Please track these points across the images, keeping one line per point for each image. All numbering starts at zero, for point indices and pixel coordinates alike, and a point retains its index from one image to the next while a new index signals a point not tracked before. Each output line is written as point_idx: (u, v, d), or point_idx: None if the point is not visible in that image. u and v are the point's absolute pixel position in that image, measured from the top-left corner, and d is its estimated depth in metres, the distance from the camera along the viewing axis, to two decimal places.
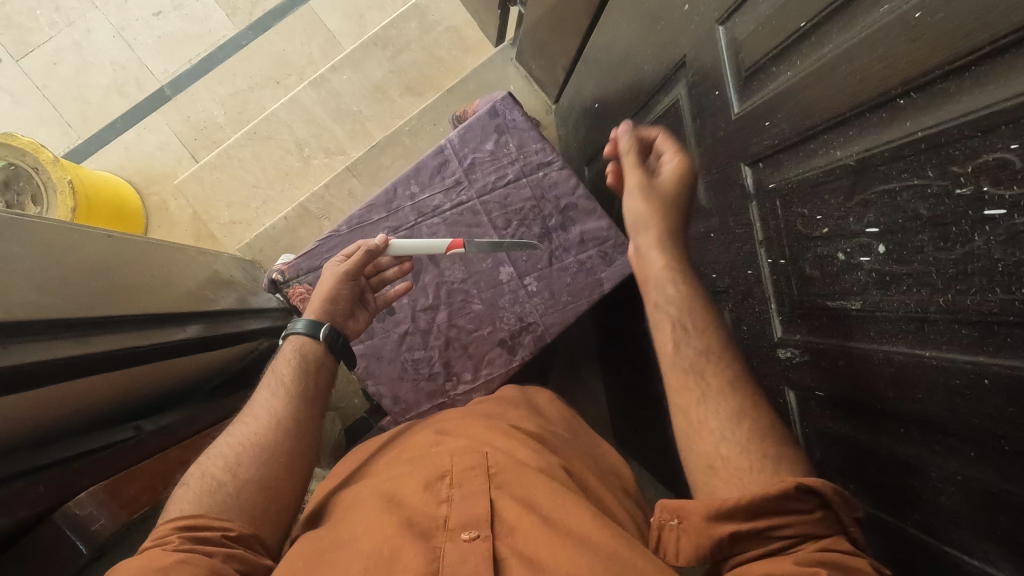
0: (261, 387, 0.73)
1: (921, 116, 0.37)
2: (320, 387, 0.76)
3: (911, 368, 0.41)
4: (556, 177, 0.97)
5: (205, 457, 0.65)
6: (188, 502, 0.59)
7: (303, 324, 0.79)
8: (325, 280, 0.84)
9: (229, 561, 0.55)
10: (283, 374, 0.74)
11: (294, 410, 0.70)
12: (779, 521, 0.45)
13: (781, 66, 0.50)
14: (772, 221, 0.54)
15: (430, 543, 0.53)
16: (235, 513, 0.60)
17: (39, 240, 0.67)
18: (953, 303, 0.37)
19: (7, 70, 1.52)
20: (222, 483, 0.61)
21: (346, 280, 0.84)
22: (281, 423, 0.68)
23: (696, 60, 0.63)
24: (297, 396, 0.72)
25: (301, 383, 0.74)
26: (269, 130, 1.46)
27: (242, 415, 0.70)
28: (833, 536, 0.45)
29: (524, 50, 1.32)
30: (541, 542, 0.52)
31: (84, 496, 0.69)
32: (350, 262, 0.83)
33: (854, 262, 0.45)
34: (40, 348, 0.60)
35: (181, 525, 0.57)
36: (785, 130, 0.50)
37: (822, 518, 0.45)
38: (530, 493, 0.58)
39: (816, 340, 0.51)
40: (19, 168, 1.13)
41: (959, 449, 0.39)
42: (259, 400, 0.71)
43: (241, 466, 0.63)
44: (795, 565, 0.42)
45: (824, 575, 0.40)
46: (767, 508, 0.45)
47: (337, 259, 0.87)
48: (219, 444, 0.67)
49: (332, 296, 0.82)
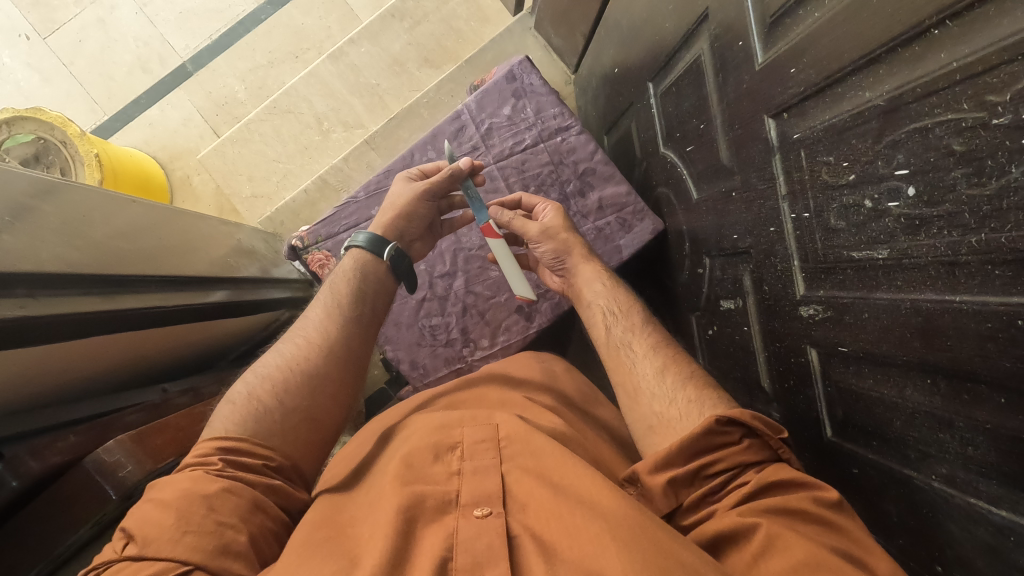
0: (315, 306, 0.76)
1: (957, 45, 0.35)
2: (374, 313, 0.78)
3: (941, 316, 0.40)
4: (574, 143, 0.96)
5: (254, 374, 0.66)
6: (233, 420, 0.60)
7: (364, 237, 0.82)
8: (406, 192, 0.84)
9: (269, 495, 0.56)
10: (341, 295, 0.76)
11: (342, 330, 0.73)
12: (711, 458, 0.54)
13: (808, 8, 0.48)
14: (796, 174, 0.53)
15: (443, 521, 0.53)
16: (279, 441, 0.60)
17: (68, 202, 0.68)
18: (986, 243, 0.36)
19: (36, 48, 1.55)
20: (268, 408, 0.62)
21: (424, 198, 0.84)
22: (333, 347, 0.70)
23: (719, 11, 0.61)
24: (348, 321, 0.74)
25: (355, 307, 0.76)
26: (289, 104, 1.47)
27: (293, 334, 0.72)
28: (762, 461, 0.53)
29: (543, 18, 1.30)
30: (552, 520, 0.51)
31: (113, 443, 0.65)
32: (432, 180, 0.83)
33: (882, 208, 0.43)
34: (73, 303, 0.61)
35: (224, 447, 0.57)
36: (811, 76, 0.48)
37: (749, 447, 0.54)
38: (539, 464, 0.58)
39: (839, 295, 0.50)
40: (48, 142, 1.17)
41: (990, 397, 0.38)
42: (312, 320, 0.73)
43: (288, 393, 0.63)
44: (740, 517, 0.50)
45: (765, 527, 0.48)
46: (699, 448, 0.54)
47: (412, 176, 0.87)
48: (269, 361, 0.68)
49: (408, 212, 0.83)
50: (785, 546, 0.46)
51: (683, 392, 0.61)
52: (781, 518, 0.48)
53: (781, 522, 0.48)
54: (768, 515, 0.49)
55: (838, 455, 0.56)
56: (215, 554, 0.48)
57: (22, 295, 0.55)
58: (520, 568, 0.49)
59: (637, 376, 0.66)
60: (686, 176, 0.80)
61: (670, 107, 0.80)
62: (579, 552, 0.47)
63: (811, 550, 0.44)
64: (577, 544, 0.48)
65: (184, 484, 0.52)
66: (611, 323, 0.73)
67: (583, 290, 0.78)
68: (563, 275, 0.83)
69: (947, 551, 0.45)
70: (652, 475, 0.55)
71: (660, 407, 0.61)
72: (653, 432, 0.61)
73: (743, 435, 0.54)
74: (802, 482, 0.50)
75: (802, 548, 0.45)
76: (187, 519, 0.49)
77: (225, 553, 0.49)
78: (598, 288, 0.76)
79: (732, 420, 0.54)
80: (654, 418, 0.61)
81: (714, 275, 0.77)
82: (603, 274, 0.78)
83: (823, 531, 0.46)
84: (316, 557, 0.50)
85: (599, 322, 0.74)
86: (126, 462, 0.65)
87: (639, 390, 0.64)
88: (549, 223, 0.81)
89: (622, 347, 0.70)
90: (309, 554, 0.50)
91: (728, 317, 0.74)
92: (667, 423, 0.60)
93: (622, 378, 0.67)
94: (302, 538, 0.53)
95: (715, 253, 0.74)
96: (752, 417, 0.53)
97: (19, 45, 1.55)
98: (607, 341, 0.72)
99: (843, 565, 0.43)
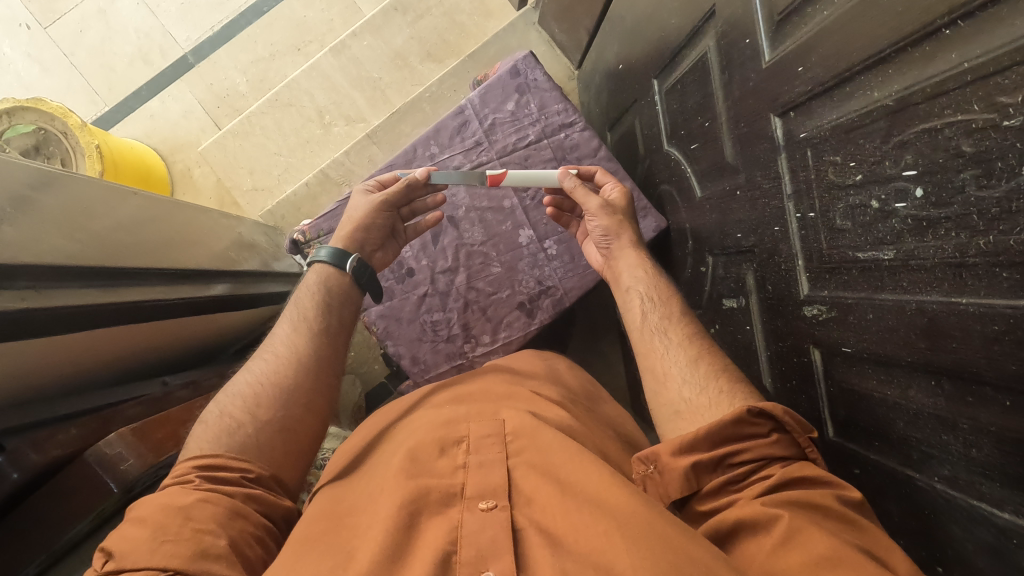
0: (282, 321, 0.73)
1: (968, 46, 0.35)
2: (343, 322, 0.76)
3: (947, 317, 0.40)
4: (578, 139, 0.96)
5: (224, 394, 0.64)
6: (208, 441, 0.59)
7: (326, 252, 0.79)
8: (367, 205, 0.84)
9: (251, 503, 0.55)
10: (306, 308, 0.73)
11: (311, 341, 0.70)
12: (737, 447, 0.54)
13: (816, 6, 0.48)
14: (802, 173, 0.53)
15: (448, 513, 0.53)
16: (255, 454, 0.59)
17: (68, 193, 0.68)
18: (994, 245, 0.36)
19: (36, 38, 1.54)
20: (242, 424, 0.60)
21: (383, 208, 0.84)
22: (302, 359, 0.68)
23: (725, 8, 0.61)
24: (316, 332, 0.71)
25: (322, 318, 0.73)
26: (290, 97, 1.47)
27: (261, 350, 0.70)
28: (787, 457, 0.53)
29: (547, 12, 1.29)
30: (560, 514, 0.51)
31: (113, 436, 0.64)
32: (390, 191, 0.84)
33: (889, 209, 0.43)
34: (72, 296, 0.61)
35: (201, 464, 0.56)
36: (819, 75, 0.48)
37: (778, 441, 0.53)
38: (547, 458, 0.58)
39: (844, 295, 0.50)
40: (49, 132, 1.16)
41: (994, 398, 0.38)
42: (280, 335, 0.71)
43: (261, 407, 0.62)
44: (762, 506, 0.49)
45: (786, 519, 0.47)
46: (725, 437, 0.54)
47: (367, 189, 0.87)
48: (238, 380, 0.66)
49: (365, 223, 0.82)
50: (804, 539, 0.45)
51: (716, 382, 0.60)
52: (802, 511, 0.48)
53: (802, 516, 0.47)
54: (790, 507, 0.49)
55: (841, 455, 0.56)
56: (193, 558, 0.48)
57: (22, 288, 0.55)
58: (527, 562, 0.49)
59: (668, 360, 0.65)
60: (689, 174, 0.79)
61: (674, 104, 0.80)
62: (588, 548, 0.47)
63: (833, 546, 0.44)
64: (585, 539, 0.48)
65: (160, 499, 0.52)
66: (648, 309, 0.70)
67: (624, 275, 0.76)
68: (607, 256, 0.81)
69: (948, 551, 0.45)
70: (674, 458, 0.55)
71: (691, 393, 0.60)
72: (679, 417, 0.60)
73: (772, 429, 0.54)
74: (826, 480, 0.50)
75: (822, 541, 0.45)
76: (164, 529, 0.49)
77: (204, 556, 0.48)
78: (639, 274, 0.74)
79: (764, 412, 0.54)
80: (682, 403, 0.60)
81: (716, 273, 0.76)
82: (647, 261, 0.76)
83: (844, 529, 0.46)
84: (315, 552, 0.50)
85: (635, 308, 0.71)
86: (127, 456, 0.65)
87: (668, 374, 0.63)
88: (611, 202, 0.80)
89: (656, 332, 0.68)
90: (305, 552, 0.51)
91: (730, 316, 0.74)
92: (695, 410, 0.59)
93: (652, 362, 0.66)
94: (302, 535, 0.54)
95: (718, 252, 0.74)
96: (784, 411, 0.53)
97: (20, 35, 1.54)
98: (641, 327, 0.69)
99: (861, 560, 0.42)
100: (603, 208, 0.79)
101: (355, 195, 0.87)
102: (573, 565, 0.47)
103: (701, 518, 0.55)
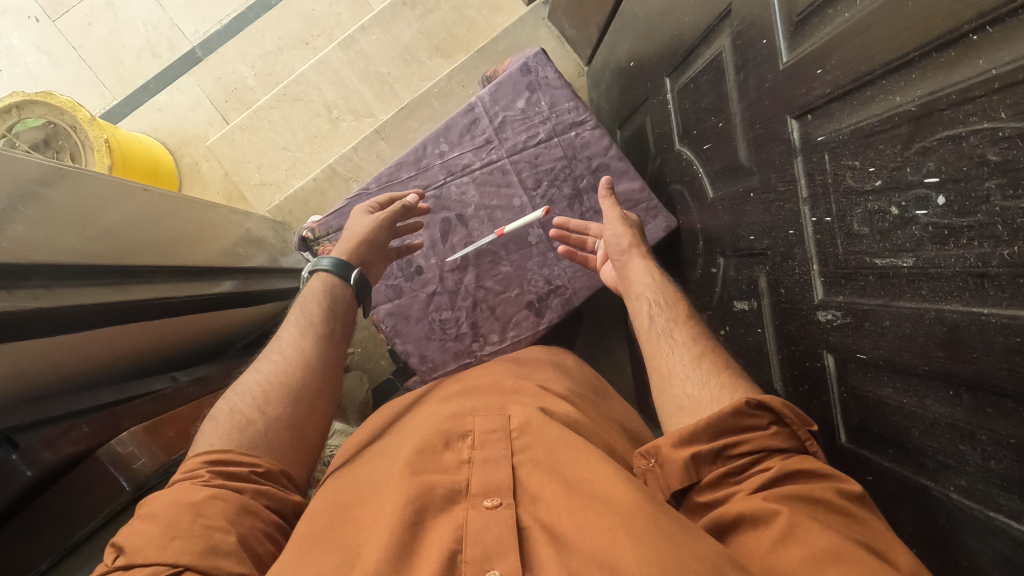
0: (286, 325, 0.73)
1: (997, 52, 0.34)
2: (345, 329, 0.76)
3: (967, 327, 0.39)
4: (589, 137, 0.95)
5: (232, 394, 0.64)
6: (218, 438, 0.58)
7: (328, 261, 0.80)
8: (360, 223, 0.85)
9: (259, 498, 0.55)
10: (312, 313, 0.73)
11: (318, 346, 0.70)
12: (736, 439, 0.53)
13: (837, 8, 0.47)
14: (819, 177, 0.52)
15: (454, 511, 0.53)
16: (263, 450, 0.59)
17: (79, 189, 0.68)
18: (1018, 256, 0.35)
19: (45, 31, 1.54)
20: (251, 421, 0.60)
21: (384, 227, 0.86)
22: (306, 361, 0.68)
23: (742, 8, 0.60)
24: (321, 337, 0.71)
25: (328, 324, 0.73)
26: (298, 92, 1.46)
27: (267, 353, 0.70)
28: (786, 449, 0.52)
29: (558, 7, 1.28)
30: (565, 512, 0.51)
31: (125, 436, 0.66)
32: (391, 210, 0.87)
33: (909, 216, 0.43)
34: (84, 294, 0.61)
35: (210, 459, 0.56)
36: (839, 77, 0.47)
37: (777, 433, 0.53)
38: (552, 456, 0.57)
39: (859, 302, 0.49)
40: (58, 126, 1.15)
41: (1015, 411, 0.37)
42: (285, 338, 0.70)
43: (270, 406, 0.62)
44: (763, 501, 0.49)
45: (786, 514, 0.47)
46: (724, 429, 0.54)
47: (366, 209, 0.89)
48: (246, 380, 0.66)
49: (368, 239, 0.84)
50: (805, 534, 0.45)
51: (719, 381, 0.59)
52: (802, 505, 0.48)
53: (802, 511, 0.47)
54: (789, 502, 0.48)
55: (853, 461, 0.56)
56: (203, 555, 0.48)
57: (36, 286, 0.55)
58: (531, 559, 0.49)
59: (676, 363, 0.64)
60: (702, 174, 0.79)
61: (687, 104, 0.79)
62: (593, 544, 0.47)
63: (834, 540, 0.43)
64: (589, 536, 0.48)
65: (171, 496, 0.52)
66: (656, 313, 0.70)
67: (634, 282, 0.75)
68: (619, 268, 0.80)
69: (963, 561, 0.44)
70: (673, 450, 0.55)
71: (694, 390, 0.60)
72: (682, 413, 0.59)
73: (771, 421, 0.53)
74: (826, 474, 0.49)
75: (824, 537, 0.44)
76: (174, 526, 0.49)
77: (214, 554, 0.48)
78: (649, 281, 0.74)
79: (762, 404, 0.53)
80: (685, 399, 0.60)
81: (728, 274, 0.76)
82: (655, 268, 0.76)
83: (845, 523, 0.46)
84: (320, 549, 0.50)
85: (644, 312, 0.71)
86: (140, 454, 0.66)
87: (675, 373, 0.63)
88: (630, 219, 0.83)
89: (663, 335, 0.67)
90: (310, 547, 0.51)
91: (741, 318, 0.74)
92: (698, 405, 0.58)
93: (659, 363, 0.65)
94: (307, 527, 0.54)
95: (730, 253, 0.74)
96: (783, 404, 0.53)
97: (29, 28, 1.53)
98: (649, 329, 0.69)
99: (863, 555, 0.42)
100: (622, 219, 0.81)
101: (354, 213, 0.88)
102: (579, 563, 0.46)
103: (700, 510, 0.55)
